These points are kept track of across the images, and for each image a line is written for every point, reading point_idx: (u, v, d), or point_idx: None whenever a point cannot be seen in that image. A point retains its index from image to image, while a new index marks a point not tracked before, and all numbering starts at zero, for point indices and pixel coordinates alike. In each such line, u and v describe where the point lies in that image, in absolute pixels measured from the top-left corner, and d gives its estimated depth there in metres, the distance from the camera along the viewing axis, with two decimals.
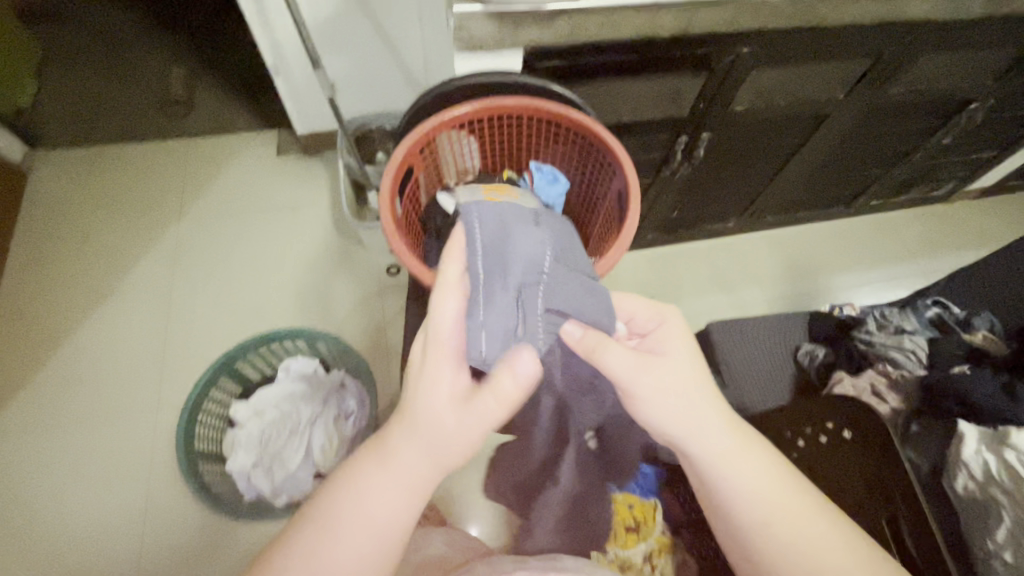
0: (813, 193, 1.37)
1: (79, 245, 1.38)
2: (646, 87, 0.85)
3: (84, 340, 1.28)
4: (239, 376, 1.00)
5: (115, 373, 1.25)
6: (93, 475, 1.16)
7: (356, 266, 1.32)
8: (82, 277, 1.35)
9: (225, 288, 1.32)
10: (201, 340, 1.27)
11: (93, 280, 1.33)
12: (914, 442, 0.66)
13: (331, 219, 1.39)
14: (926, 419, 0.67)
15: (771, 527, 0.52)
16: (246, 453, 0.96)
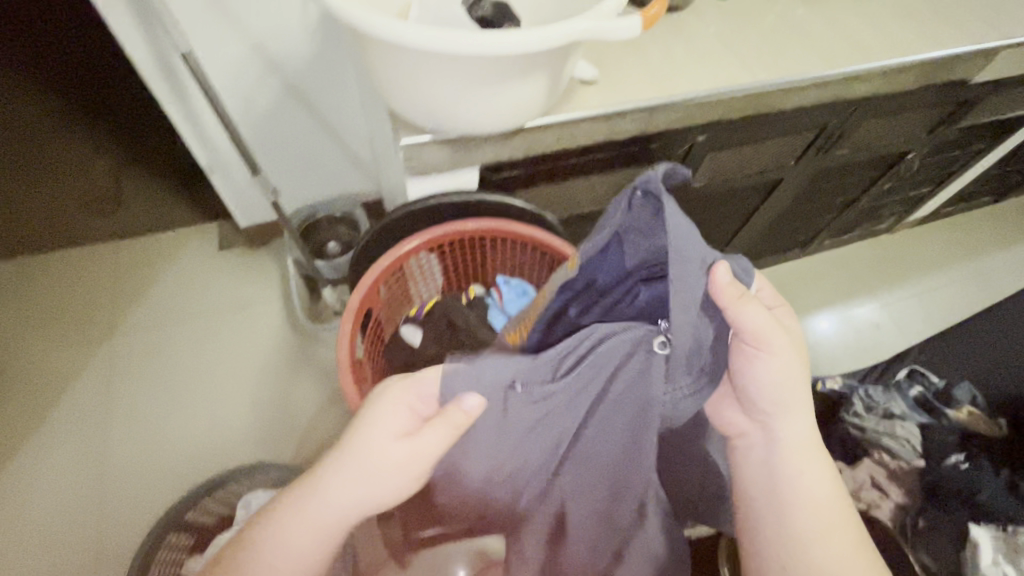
0: (771, 242, 1.39)
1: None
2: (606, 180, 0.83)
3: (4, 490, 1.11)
4: (192, 526, 0.89)
5: (41, 528, 1.08)
6: None
7: (317, 366, 1.23)
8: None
9: (171, 408, 1.19)
10: (145, 472, 1.12)
11: (13, 417, 1.17)
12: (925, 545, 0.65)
13: (285, 316, 1.30)
14: (930, 515, 0.66)
15: (822, 533, 0.52)
16: None
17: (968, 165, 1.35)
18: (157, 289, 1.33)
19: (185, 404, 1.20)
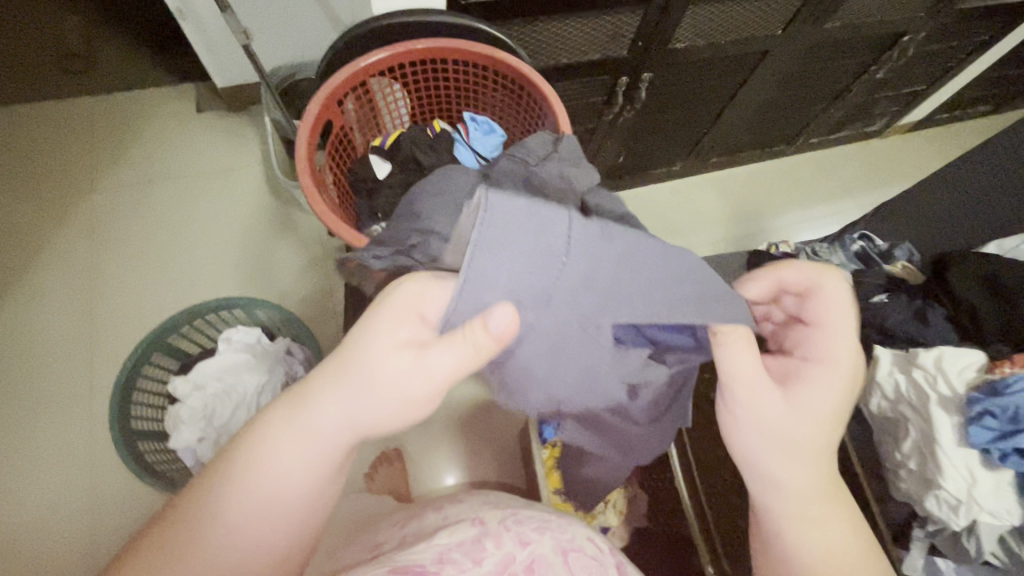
0: (756, 133, 1.38)
1: None
2: (583, 28, 0.83)
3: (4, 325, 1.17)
4: (175, 353, 0.96)
5: (36, 356, 1.15)
6: (22, 465, 1.06)
7: (298, 230, 1.26)
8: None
9: (155, 261, 1.23)
10: (131, 317, 1.18)
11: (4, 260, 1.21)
12: None
13: (265, 180, 1.31)
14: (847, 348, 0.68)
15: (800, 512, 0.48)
16: (189, 429, 0.90)
17: (971, 60, 1.31)
18: (136, 149, 1.33)
19: (168, 262, 1.23)
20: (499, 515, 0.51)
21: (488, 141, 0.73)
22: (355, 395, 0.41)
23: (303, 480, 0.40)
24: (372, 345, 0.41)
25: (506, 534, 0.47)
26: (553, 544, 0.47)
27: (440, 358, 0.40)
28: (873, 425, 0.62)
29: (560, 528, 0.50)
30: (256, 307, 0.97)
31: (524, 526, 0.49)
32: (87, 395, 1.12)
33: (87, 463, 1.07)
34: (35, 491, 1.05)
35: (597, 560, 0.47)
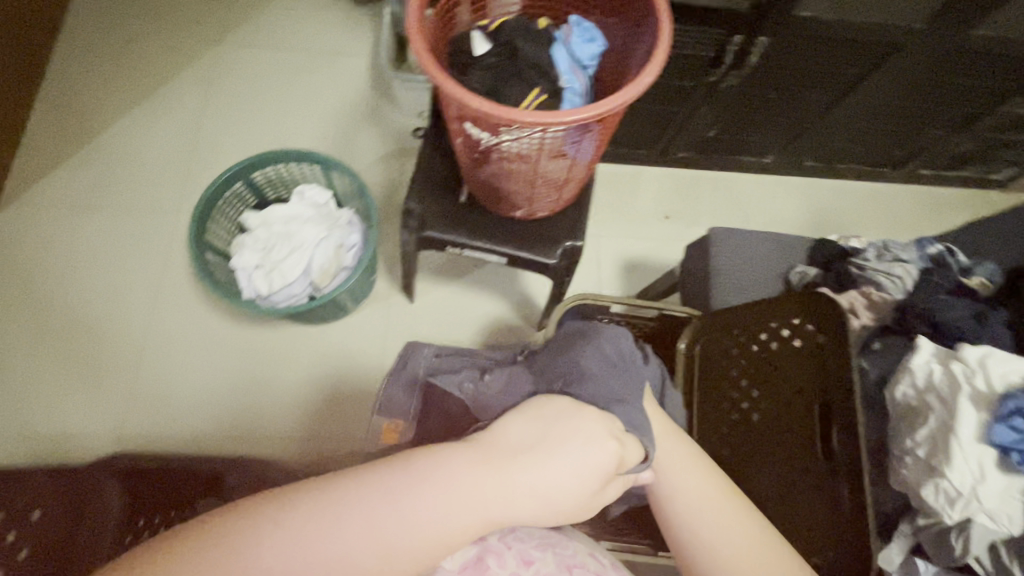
0: (863, 144, 1.30)
1: (117, 41, 1.34)
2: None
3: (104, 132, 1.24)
4: (254, 192, 1.05)
5: (127, 167, 1.22)
6: (88, 258, 1.14)
7: (385, 122, 1.30)
8: (114, 71, 1.30)
9: (251, 115, 1.29)
10: (218, 157, 1.24)
11: (123, 78, 1.31)
12: (870, 354, 0.69)
13: (367, 69, 1.36)
14: (888, 338, 0.71)
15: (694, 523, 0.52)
16: (250, 257, 0.99)
17: None
18: (263, 14, 1.41)
19: (262, 118, 1.29)
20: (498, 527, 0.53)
21: (587, 48, 0.74)
22: (521, 492, 0.43)
23: (422, 545, 0.38)
24: (555, 447, 0.46)
25: (511, 550, 0.51)
26: (557, 559, 0.51)
27: (610, 490, 0.49)
28: (891, 411, 0.64)
29: (563, 544, 0.54)
30: (334, 170, 1.05)
31: (526, 541, 0.52)
32: (160, 214, 1.19)
33: (145, 273, 1.14)
34: (93, 284, 1.12)
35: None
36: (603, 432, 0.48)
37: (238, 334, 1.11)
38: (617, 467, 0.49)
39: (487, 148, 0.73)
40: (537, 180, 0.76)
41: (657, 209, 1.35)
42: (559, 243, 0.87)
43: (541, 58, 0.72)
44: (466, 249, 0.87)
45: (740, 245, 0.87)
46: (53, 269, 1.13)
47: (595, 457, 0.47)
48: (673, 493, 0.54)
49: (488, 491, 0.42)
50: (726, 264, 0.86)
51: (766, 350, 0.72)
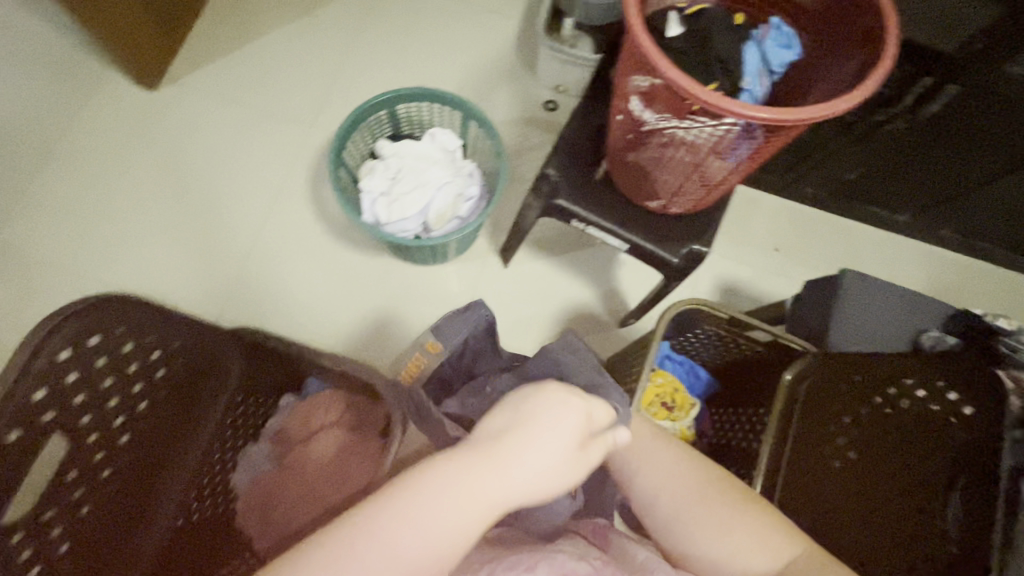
0: (1015, 229, 1.19)
1: None
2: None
3: (260, 32, 1.29)
4: (392, 121, 1.08)
5: (272, 71, 1.27)
6: (220, 146, 1.21)
7: (519, 88, 1.32)
8: None
9: (395, 49, 1.31)
10: (355, 82, 1.27)
11: None
12: None
13: (515, 32, 1.35)
14: None
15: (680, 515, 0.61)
16: (377, 182, 1.02)
17: None
18: None
19: (406, 55, 1.31)
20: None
21: (782, 55, 0.71)
22: (514, 471, 0.48)
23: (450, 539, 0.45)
24: (530, 429, 0.50)
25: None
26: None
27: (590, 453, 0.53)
28: None
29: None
30: (472, 120, 1.06)
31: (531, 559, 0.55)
32: (291, 122, 1.24)
33: (266, 173, 1.20)
34: (218, 171, 1.19)
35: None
36: (569, 398, 0.53)
37: (340, 255, 1.16)
38: (586, 430, 0.53)
39: (654, 128, 0.71)
40: (694, 172, 0.73)
41: (765, 239, 1.29)
42: (685, 243, 0.85)
43: (731, 52, 0.70)
44: (591, 227, 0.87)
45: (874, 294, 0.82)
46: (188, 151, 1.20)
47: (573, 430, 0.52)
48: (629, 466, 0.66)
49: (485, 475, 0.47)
50: (851, 310, 0.81)
51: (895, 407, 0.69)
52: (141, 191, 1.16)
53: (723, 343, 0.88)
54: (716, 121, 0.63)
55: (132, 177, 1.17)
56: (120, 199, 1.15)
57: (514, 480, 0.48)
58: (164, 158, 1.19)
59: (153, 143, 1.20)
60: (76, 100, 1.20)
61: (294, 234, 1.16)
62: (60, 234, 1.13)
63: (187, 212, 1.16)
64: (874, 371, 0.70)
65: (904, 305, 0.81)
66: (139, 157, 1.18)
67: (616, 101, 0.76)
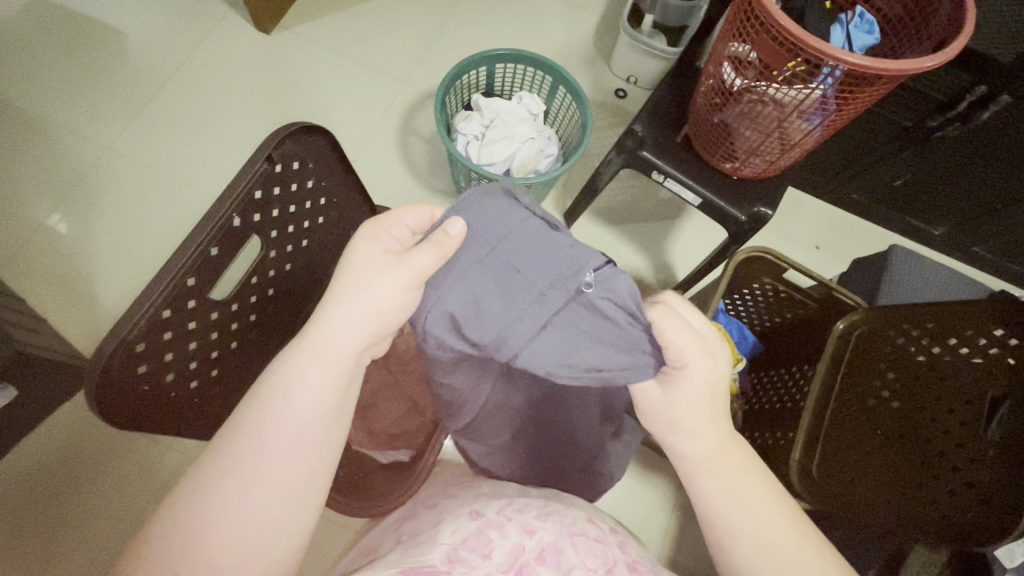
0: None
1: None
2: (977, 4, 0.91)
3: None
4: (486, 79, 1.19)
5: (375, 29, 1.40)
6: (317, 86, 1.33)
7: (593, 74, 1.43)
8: None
9: (486, 25, 1.44)
10: (446, 48, 1.39)
11: None
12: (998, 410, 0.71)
13: (597, 25, 1.47)
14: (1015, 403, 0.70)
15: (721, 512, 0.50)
16: (470, 128, 1.13)
17: None
18: None
19: (494, 31, 1.44)
20: (496, 504, 0.57)
21: (862, 40, 0.81)
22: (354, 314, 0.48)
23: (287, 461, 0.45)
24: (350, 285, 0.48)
25: (510, 523, 0.54)
26: (558, 528, 0.54)
27: (418, 258, 0.49)
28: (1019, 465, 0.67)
29: (561, 513, 0.57)
30: (560, 86, 1.16)
31: (525, 515, 0.55)
32: (384, 74, 1.36)
33: (354, 116, 1.31)
34: (311, 107, 1.31)
35: (598, 542, 0.54)
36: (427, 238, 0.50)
37: (417, 197, 1.26)
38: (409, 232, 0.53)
39: (746, 88, 0.81)
40: (777, 128, 0.83)
41: (802, 234, 1.37)
42: (754, 204, 0.94)
43: (818, 29, 0.79)
44: (669, 179, 0.97)
45: (920, 270, 0.88)
46: (292, 89, 1.32)
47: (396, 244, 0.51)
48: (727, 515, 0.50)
49: (311, 362, 0.47)
50: (898, 277, 0.87)
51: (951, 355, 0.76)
52: (239, 112, 1.28)
53: (775, 301, 0.96)
54: (812, 81, 0.73)
55: (235, 100, 1.29)
56: (227, 123, 1.27)
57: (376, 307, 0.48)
58: (264, 88, 1.31)
59: (257, 74, 1.32)
60: (205, 34, 1.34)
61: (371, 170, 1.27)
62: (171, 145, 1.24)
63: None
64: (936, 321, 0.75)
65: (947, 282, 0.87)
66: (244, 85, 1.31)
67: (709, 68, 0.87)
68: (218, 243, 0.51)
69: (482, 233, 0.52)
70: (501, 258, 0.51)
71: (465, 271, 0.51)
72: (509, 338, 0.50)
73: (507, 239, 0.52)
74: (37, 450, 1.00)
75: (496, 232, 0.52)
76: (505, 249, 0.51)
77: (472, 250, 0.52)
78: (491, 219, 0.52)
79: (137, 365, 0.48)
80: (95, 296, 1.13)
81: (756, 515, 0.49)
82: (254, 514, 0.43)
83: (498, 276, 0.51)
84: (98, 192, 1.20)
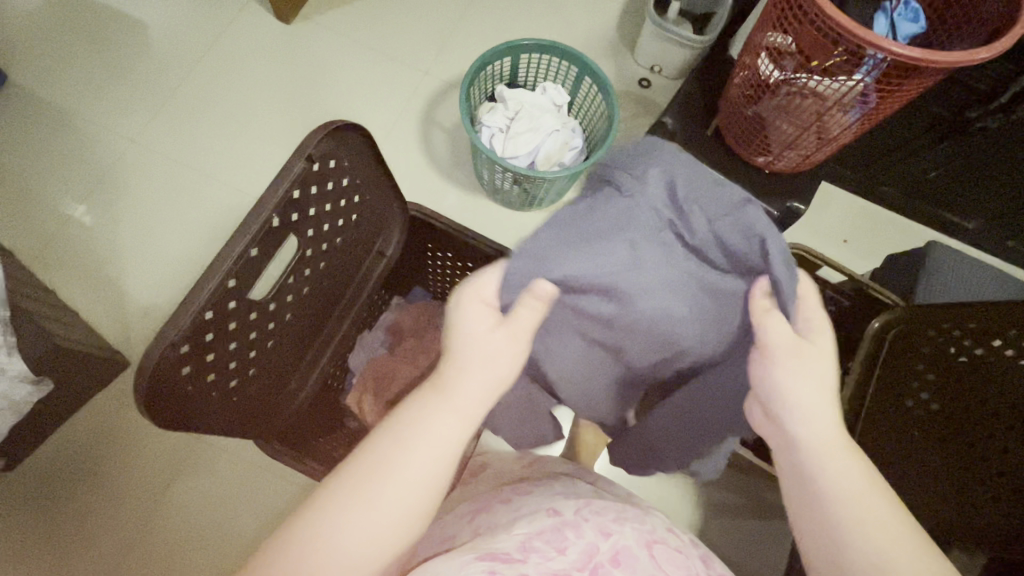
0: None
1: None
2: None
3: None
4: (510, 69, 1.17)
5: (395, 18, 1.38)
6: (337, 77, 1.32)
7: (616, 64, 1.40)
8: None
9: (507, 14, 1.41)
10: (467, 37, 1.37)
11: None
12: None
13: (620, 12, 1.44)
14: None
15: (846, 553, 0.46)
16: (494, 120, 1.12)
17: None
18: None
19: (515, 20, 1.41)
20: (572, 503, 0.56)
21: (908, 29, 0.77)
22: (457, 411, 0.47)
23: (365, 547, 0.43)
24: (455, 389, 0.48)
25: (588, 524, 0.53)
26: (636, 535, 0.53)
27: (493, 343, 0.49)
28: None
29: (639, 520, 0.56)
30: (585, 77, 1.14)
31: (603, 517, 0.55)
32: (404, 64, 1.34)
33: (375, 107, 1.30)
34: (332, 98, 1.30)
35: (679, 553, 0.54)
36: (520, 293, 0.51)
37: (442, 190, 1.25)
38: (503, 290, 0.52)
39: (784, 81, 0.78)
40: (815, 121, 0.81)
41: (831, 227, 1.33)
42: (787, 200, 0.92)
43: (860, 18, 0.76)
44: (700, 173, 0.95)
45: (958, 266, 0.86)
46: (313, 81, 1.31)
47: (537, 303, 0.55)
48: (829, 513, 0.47)
49: (413, 446, 0.45)
50: (936, 273, 0.85)
51: (992, 358, 0.74)
52: (261, 103, 1.28)
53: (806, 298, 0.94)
54: (856, 74, 0.71)
55: (257, 91, 1.28)
56: (250, 114, 1.27)
57: (480, 394, 0.48)
58: (285, 80, 1.30)
59: (278, 64, 1.31)
60: (224, 27, 1.33)
61: (394, 163, 1.27)
62: (195, 136, 1.24)
63: (298, 128, 1.27)
64: (975, 321, 0.74)
65: (987, 278, 0.85)
66: (265, 75, 1.30)
67: (745, 59, 0.84)
68: (258, 243, 0.50)
69: (634, 172, 0.50)
70: (666, 190, 0.49)
71: (625, 212, 0.49)
72: (671, 270, 0.52)
73: (662, 179, 0.49)
74: (74, 438, 1.03)
75: (653, 170, 0.49)
76: (664, 183, 0.49)
77: (632, 183, 0.49)
78: (652, 162, 0.50)
79: (182, 366, 0.48)
80: (127, 289, 1.14)
81: (861, 506, 0.46)
82: (374, 540, 0.43)
83: (661, 204, 0.50)
84: (124, 185, 1.21)
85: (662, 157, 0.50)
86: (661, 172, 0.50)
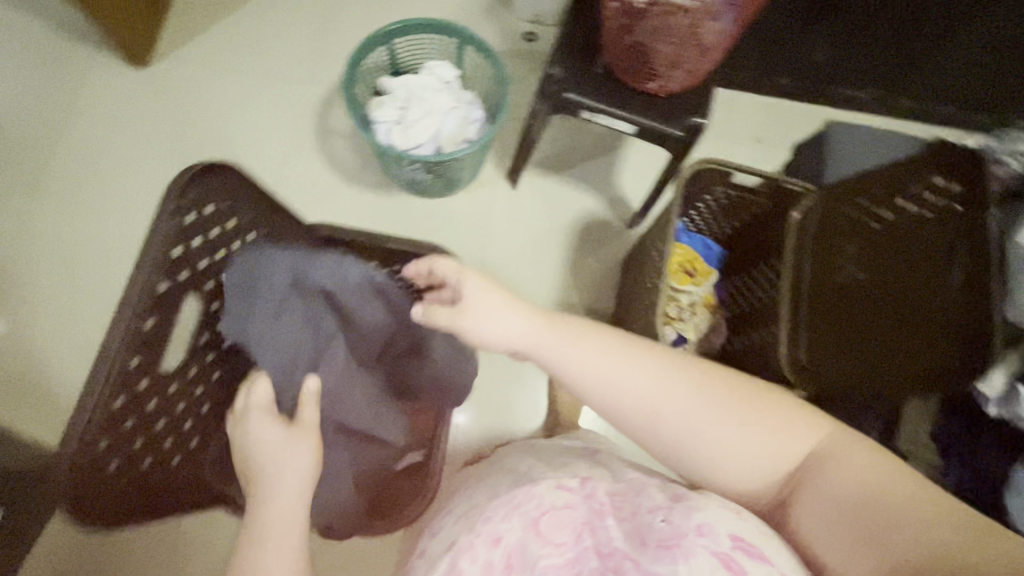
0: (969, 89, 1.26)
1: None
2: None
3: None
4: (389, 58, 1.13)
5: (259, 34, 1.30)
6: (214, 110, 1.24)
7: (498, 24, 1.36)
8: None
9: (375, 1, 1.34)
10: (340, 36, 1.30)
11: None
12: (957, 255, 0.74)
13: None
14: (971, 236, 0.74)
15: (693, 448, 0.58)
16: (385, 112, 1.08)
17: None
18: None
19: (385, 4, 1.34)
20: (470, 524, 0.56)
21: None
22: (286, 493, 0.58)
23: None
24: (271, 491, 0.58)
25: (478, 540, 0.53)
26: (521, 522, 0.52)
27: (291, 452, 0.61)
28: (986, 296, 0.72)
29: (527, 498, 0.55)
30: (466, 46, 1.11)
31: (492, 521, 0.54)
32: (282, 80, 1.27)
33: (264, 133, 1.23)
34: (216, 134, 1.22)
35: (565, 508, 0.53)
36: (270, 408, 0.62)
37: (357, 199, 1.20)
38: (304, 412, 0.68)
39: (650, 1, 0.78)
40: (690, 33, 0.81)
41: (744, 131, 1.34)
42: (688, 118, 0.93)
43: None
44: (599, 114, 0.95)
45: (860, 139, 0.89)
46: (191, 122, 1.23)
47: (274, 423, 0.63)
48: (663, 427, 0.59)
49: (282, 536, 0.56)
50: (839, 149, 0.89)
51: (902, 216, 0.78)
52: (142, 160, 1.19)
53: (730, 207, 0.97)
54: None
55: (134, 148, 1.20)
56: (132, 174, 1.18)
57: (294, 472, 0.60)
58: (160, 128, 1.21)
59: (147, 114, 1.22)
60: (77, 88, 1.22)
61: (299, 184, 1.21)
62: (80, 212, 1.16)
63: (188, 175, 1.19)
64: (878, 185, 0.79)
65: (888, 142, 0.89)
66: (138, 130, 1.21)
67: None
68: (146, 314, 0.58)
69: (249, 280, 0.68)
70: (282, 274, 0.68)
71: (261, 320, 0.68)
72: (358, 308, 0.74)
73: (266, 280, 0.68)
74: (49, 556, 0.97)
75: (238, 285, 0.68)
76: (266, 278, 0.68)
77: (254, 303, 0.68)
78: (259, 266, 0.68)
79: (100, 439, 0.57)
80: (57, 393, 1.07)
81: (666, 398, 0.58)
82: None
83: (286, 309, 0.69)
84: (19, 284, 1.12)
85: (265, 261, 0.68)
86: (271, 268, 0.68)
